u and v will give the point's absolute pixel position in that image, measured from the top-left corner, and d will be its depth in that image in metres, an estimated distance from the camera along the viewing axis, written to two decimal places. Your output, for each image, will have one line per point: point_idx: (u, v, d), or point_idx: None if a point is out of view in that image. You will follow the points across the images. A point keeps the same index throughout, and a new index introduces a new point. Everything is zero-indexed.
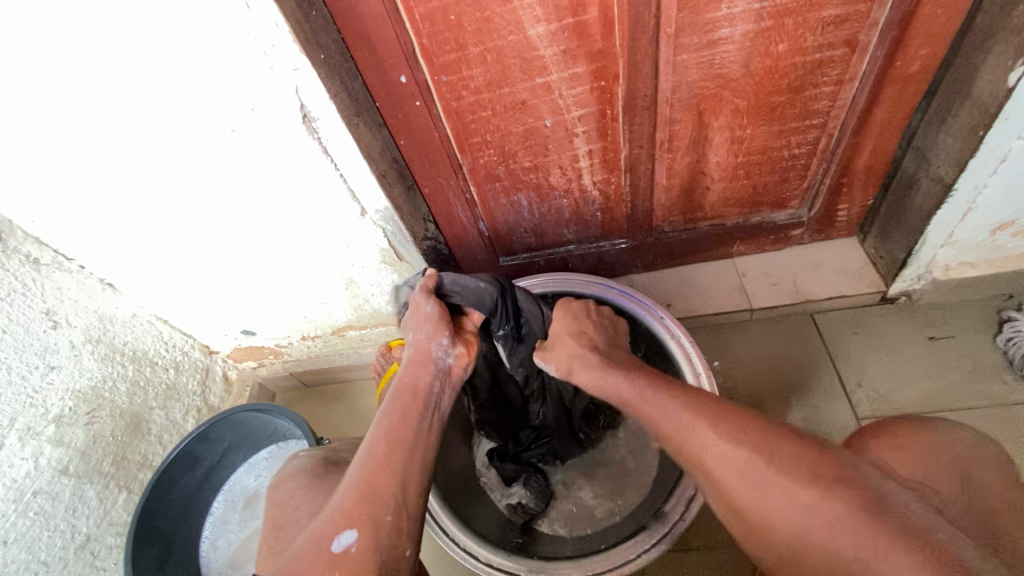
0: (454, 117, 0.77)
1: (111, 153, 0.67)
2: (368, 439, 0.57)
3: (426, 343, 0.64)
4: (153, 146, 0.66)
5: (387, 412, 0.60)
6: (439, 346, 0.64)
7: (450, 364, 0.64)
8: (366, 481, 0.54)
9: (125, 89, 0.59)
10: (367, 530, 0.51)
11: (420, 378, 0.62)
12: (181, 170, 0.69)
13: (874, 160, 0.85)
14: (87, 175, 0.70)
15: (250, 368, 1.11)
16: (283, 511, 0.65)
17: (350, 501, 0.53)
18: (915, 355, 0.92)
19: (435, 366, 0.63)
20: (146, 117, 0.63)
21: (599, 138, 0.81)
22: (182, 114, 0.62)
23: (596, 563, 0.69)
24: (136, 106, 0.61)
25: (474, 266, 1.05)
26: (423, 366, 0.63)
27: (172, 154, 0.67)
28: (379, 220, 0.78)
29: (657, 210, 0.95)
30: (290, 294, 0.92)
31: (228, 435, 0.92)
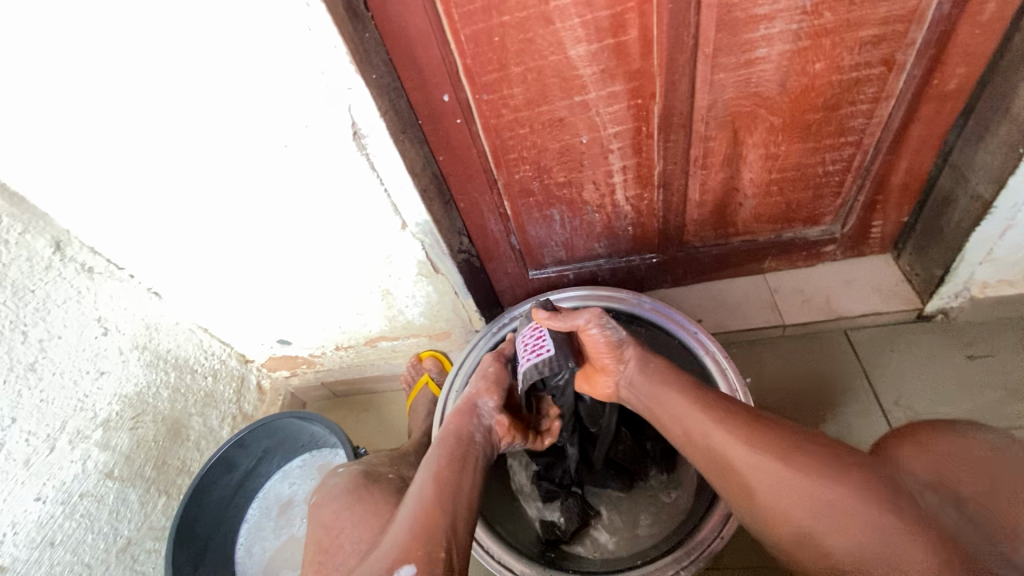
0: (493, 133, 0.79)
1: (171, 168, 0.70)
2: (418, 482, 0.60)
3: (472, 401, 0.72)
4: (209, 160, 0.69)
5: (438, 451, 0.64)
6: (485, 403, 0.72)
7: (490, 425, 0.71)
8: (424, 519, 0.56)
9: (190, 108, 0.63)
10: (424, 565, 0.53)
11: (463, 426, 0.69)
12: (234, 183, 0.72)
13: (910, 177, 0.85)
14: (146, 189, 0.73)
15: (283, 377, 1.14)
16: (329, 533, 0.63)
17: (408, 540, 0.54)
18: (952, 373, 0.91)
19: (480, 420, 0.70)
20: (206, 134, 0.66)
21: (634, 155, 0.83)
22: (240, 133, 0.66)
23: None
24: (198, 122, 0.65)
25: (505, 278, 1.06)
26: (467, 416, 0.70)
27: (227, 168, 0.70)
28: (419, 234, 0.80)
29: (688, 225, 0.96)
30: (328, 304, 0.94)
31: (264, 442, 0.94)
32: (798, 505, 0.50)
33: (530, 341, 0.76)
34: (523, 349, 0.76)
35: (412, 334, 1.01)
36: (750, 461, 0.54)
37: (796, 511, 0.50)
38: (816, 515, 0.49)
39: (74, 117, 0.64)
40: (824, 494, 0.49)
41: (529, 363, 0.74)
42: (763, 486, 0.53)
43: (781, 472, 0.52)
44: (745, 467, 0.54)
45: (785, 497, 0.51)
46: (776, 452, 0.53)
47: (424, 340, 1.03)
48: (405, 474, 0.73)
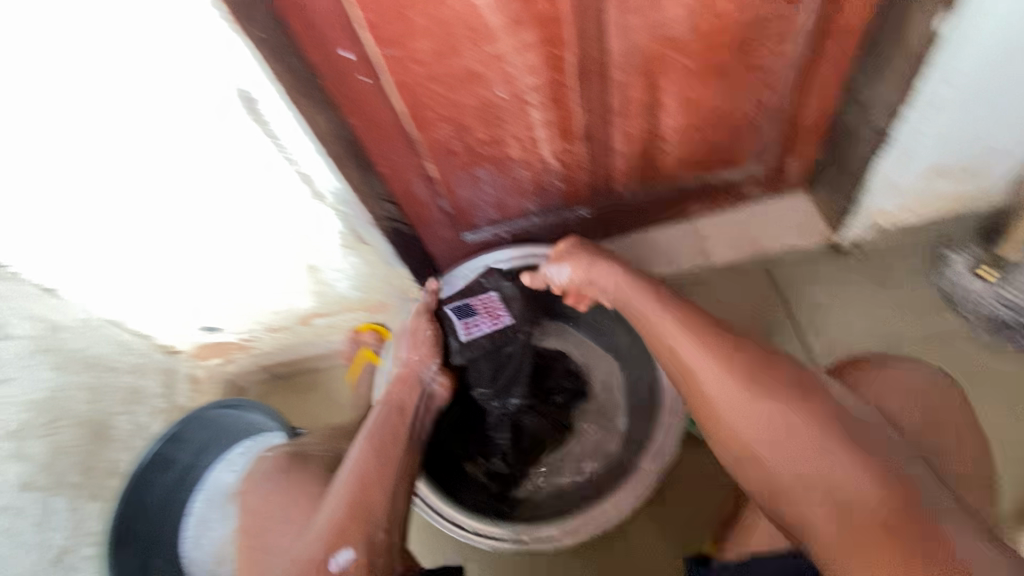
0: (404, 90, 0.75)
1: (41, 155, 0.62)
2: (354, 458, 0.65)
3: (417, 368, 0.79)
4: (84, 141, 0.61)
5: (372, 431, 0.70)
6: (430, 367, 0.80)
7: (434, 389, 0.80)
8: (356, 501, 0.60)
9: (45, 84, 0.54)
10: (362, 543, 0.58)
11: (405, 399, 0.77)
12: (120, 169, 0.66)
13: (819, 115, 0.88)
14: (21, 189, 0.65)
15: (217, 365, 1.08)
16: (253, 522, 0.64)
17: (344, 514, 0.59)
18: (862, 297, 0.97)
19: (423, 389, 0.79)
20: (71, 110, 0.58)
21: (554, 107, 0.81)
22: (112, 113, 0.59)
23: (576, 520, 0.75)
24: (60, 99, 0.56)
25: (439, 244, 1.04)
26: (411, 388, 0.78)
27: (108, 149, 0.63)
28: (335, 202, 0.76)
29: (615, 176, 0.97)
30: (250, 285, 0.89)
31: (199, 436, 0.90)
32: (787, 445, 0.55)
33: (489, 308, 0.85)
34: (483, 313, 0.85)
35: (346, 308, 0.98)
36: (750, 401, 0.58)
37: (783, 449, 0.55)
38: (803, 454, 0.54)
39: None
40: (817, 438, 0.53)
41: (483, 331, 0.84)
42: (753, 423, 0.57)
43: (780, 414, 0.56)
44: (738, 405, 0.58)
45: (778, 436, 0.56)
46: (781, 396, 0.57)
47: (360, 314, 1.01)
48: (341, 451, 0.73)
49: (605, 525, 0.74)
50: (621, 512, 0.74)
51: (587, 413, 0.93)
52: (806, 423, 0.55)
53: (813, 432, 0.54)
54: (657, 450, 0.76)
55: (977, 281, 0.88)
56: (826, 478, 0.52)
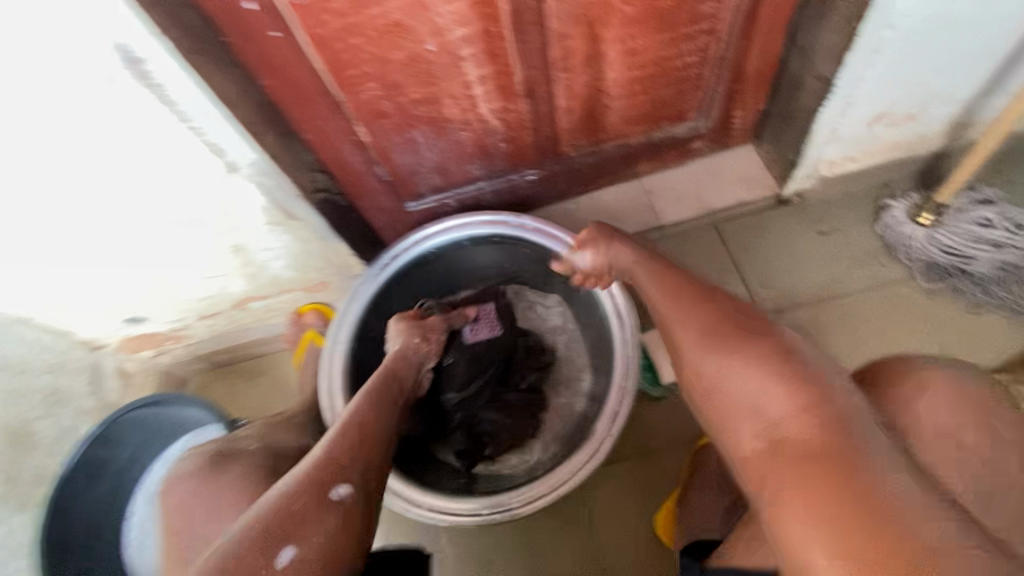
0: (321, 45, 0.67)
1: None
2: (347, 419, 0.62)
3: (423, 353, 0.80)
4: None
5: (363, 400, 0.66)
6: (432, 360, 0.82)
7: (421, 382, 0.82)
8: (354, 449, 0.57)
9: None
10: (358, 489, 0.53)
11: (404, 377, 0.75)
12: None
13: (763, 63, 0.86)
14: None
15: (149, 357, 1.01)
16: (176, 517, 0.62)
17: (338, 458, 0.55)
18: (807, 248, 0.98)
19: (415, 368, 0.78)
20: None
21: (489, 61, 0.75)
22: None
23: (536, 485, 0.73)
24: None
25: (381, 215, 0.98)
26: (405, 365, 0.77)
27: None
28: (253, 175, 0.69)
29: (561, 134, 0.93)
30: (172, 270, 0.82)
31: (132, 438, 0.83)
32: (772, 409, 0.45)
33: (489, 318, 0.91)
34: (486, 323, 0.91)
35: (283, 290, 0.92)
36: (730, 361, 0.49)
37: (769, 414, 0.45)
38: (792, 417, 0.44)
39: None
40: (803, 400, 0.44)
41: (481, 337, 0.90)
42: (730, 381, 0.48)
43: (761, 370, 0.47)
44: (721, 364, 0.49)
45: (757, 396, 0.46)
46: (764, 352, 0.48)
47: (299, 294, 0.95)
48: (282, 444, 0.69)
49: (564, 486, 0.72)
50: (578, 476, 0.72)
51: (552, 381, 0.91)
52: (795, 383, 0.45)
53: (800, 392, 0.44)
54: (610, 412, 0.74)
55: (914, 228, 0.89)
56: (786, 431, 0.43)
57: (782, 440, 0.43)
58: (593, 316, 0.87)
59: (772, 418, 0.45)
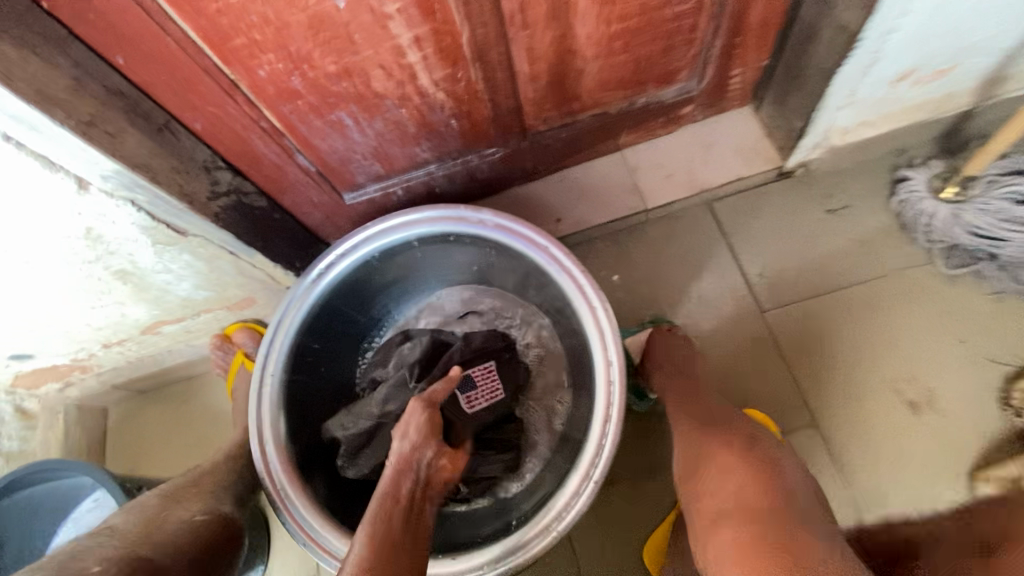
0: (185, 8, 0.48)
1: None
2: (359, 541, 0.51)
3: (406, 453, 0.58)
4: None
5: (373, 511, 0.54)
6: (424, 453, 0.58)
7: (433, 475, 0.59)
8: None
9: None
10: None
11: (402, 484, 0.56)
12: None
13: (771, 11, 0.69)
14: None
15: (54, 391, 0.86)
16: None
17: None
18: (812, 230, 0.86)
19: (417, 473, 0.57)
20: None
21: (424, 18, 0.57)
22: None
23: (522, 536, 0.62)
24: None
25: (316, 212, 0.81)
26: (405, 471, 0.57)
27: None
28: (116, 190, 0.54)
29: (525, 106, 0.76)
30: (49, 304, 0.66)
31: (21, 509, 0.69)
32: (720, 486, 0.59)
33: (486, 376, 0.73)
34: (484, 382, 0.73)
35: (201, 310, 0.77)
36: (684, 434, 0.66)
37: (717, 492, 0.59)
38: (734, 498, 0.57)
39: None
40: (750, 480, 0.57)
41: (484, 403, 0.72)
42: (696, 466, 0.63)
43: (716, 450, 0.62)
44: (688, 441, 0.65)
45: (714, 477, 0.60)
46: (720, 437, 0.63)
47: (223, 312, 0.80)
48: (163, 526, 0.53)
49: (554, 533, 0.61)
50: (559, 528, 0.62)
51: (530, 396, 0.79)
52: (746, 468, 0.59)
53: (747, 476, 0.58)
54: (594, 449, 0.63)
55: (936, 204, 0.78)
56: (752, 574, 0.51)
57: (721, 511, 0.57)
58: (567, 320, 0.73)
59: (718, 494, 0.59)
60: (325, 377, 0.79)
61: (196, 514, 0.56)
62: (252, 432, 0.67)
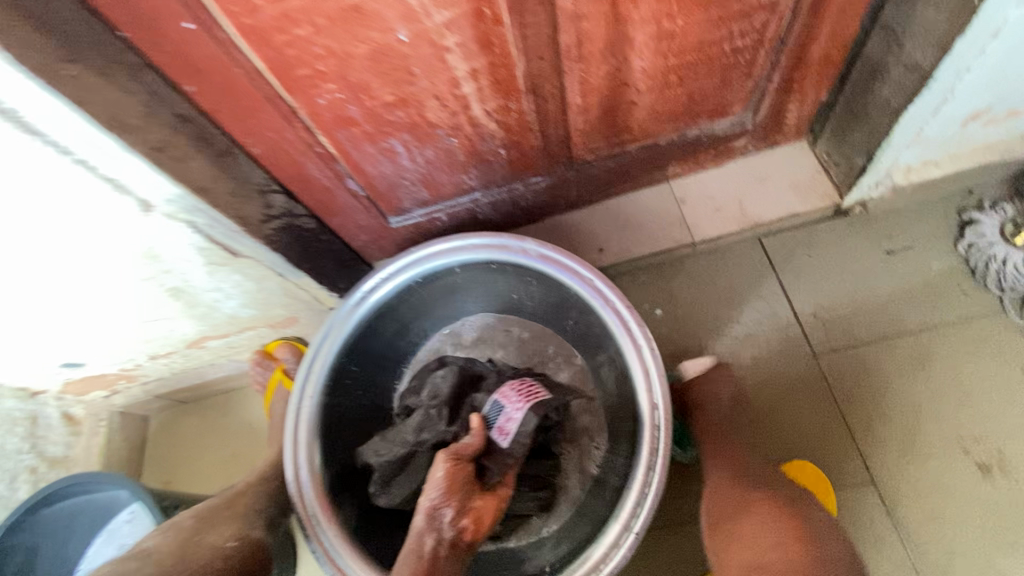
0: (257, 38, 0.50)
1: None
2: None
3: (428, 510, 0.56)
4: None
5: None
6: (446, 511, 0.56)
7: (456, 534, 0.56)
8: None
9: None
10: None
11: (425, 542, 0.54)
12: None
13: (833, 46, 0.68)
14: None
15: (100, 399, 0.88)
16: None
17: None
18: (871, 271, 0.81)
19: (442, 532, 0.55)
20: None
21: (482, 52, 0.58)
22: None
23: None
24: None
25: (360, 233, 0.82)
26: (427, 529, 0.55)
27: None
28: (179, 213, 0.54)
29: (574, 136, 0.76)
30: (104, 316, 0.67)
31: (60, 521, 0.70)
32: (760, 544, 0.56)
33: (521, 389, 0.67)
34: (515, 397, 0.66)
35: (244, 327, 0.78)
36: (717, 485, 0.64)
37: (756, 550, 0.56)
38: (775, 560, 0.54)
39: None
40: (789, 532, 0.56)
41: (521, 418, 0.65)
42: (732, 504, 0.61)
43: (757, 505, 0.59)
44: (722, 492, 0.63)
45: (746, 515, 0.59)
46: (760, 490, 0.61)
47: (266, 330, 0.81)
48: (200, 555, 0.53)
49: None
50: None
51: (566, 432, 0.76)
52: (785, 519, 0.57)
53: (796, 538, 0.55)
54: (635, 499, 0.60)
55: (1008, 249, 0.73)
56: None
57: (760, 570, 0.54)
58: (609, 352, 0.71)
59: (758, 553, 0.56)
60: (361, 401, 0.78)
61: (228, 540, 0.56)
62: (288, 457, 0.67)
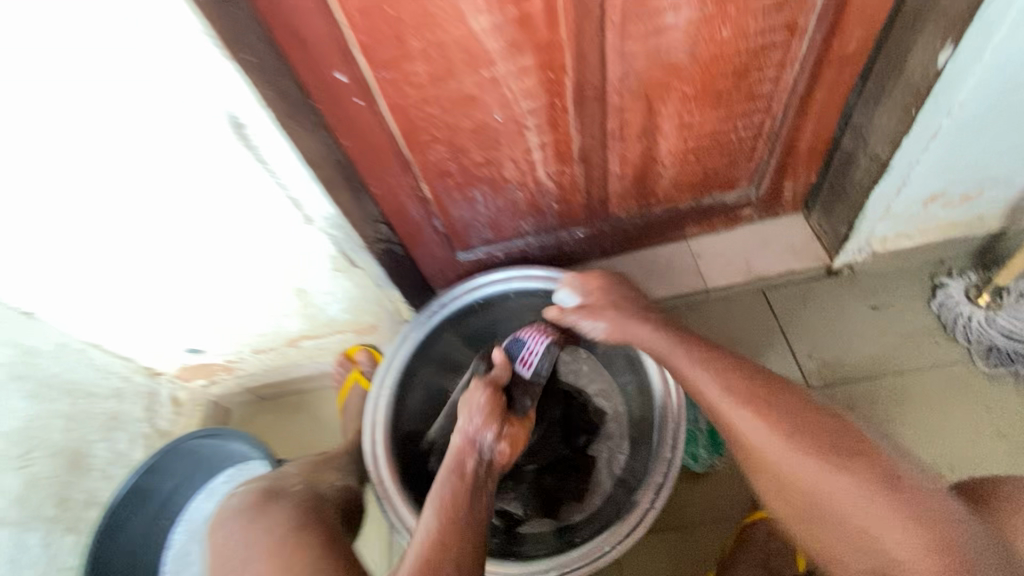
0: (401, 113, 0.73)
1: (41, 173, 0.60)
2: (423, 520, 0.59)
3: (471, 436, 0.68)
4: (86, 160, 0.60)
5: (439, 491, 0.62)
6: (484, 436, 0.67)
7: (494, 457, 0.68)
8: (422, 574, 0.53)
9: (55, 109, 0.54)
10: None
11: (466, 463, 0.65)
12: (104, 182, 0.63)
13: (817, 140, 0.88)
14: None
15: (201, 387, 1.05)
16: (227, 547, 0.58)
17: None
18: (858, 322, 0.97)
19: (481, 455, 0.66)
20: (73, 131, 0.56)
21: (551, 130, 0.80)
22: (95, 129, 0.56)
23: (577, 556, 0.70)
24: (69, 121, 0.55)
25: (433, 264, 1.02)
26: (468, 452, 0.66)
27: (104, 163, 0.61)
28: (327, 228, 0.74)
29: (612, 197, 0.96)
30: (237, 305, 0.86)
31: (178, 466, 0.82)
32: (885, 534, 0.50)
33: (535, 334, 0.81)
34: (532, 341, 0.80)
35: (336, 330, 0.96)
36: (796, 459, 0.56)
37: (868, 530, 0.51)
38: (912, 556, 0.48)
39: None
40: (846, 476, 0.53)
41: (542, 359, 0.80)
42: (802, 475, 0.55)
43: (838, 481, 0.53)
44: (786, 462, 0.56)
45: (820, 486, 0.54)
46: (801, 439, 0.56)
47: (351, 335, 0.99)
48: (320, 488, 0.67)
49: (607, 559, 0.69)
50: (613, 552, 0.70)
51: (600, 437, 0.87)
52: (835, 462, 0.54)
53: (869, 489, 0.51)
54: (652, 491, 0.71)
55: (971, 308, 0.89)
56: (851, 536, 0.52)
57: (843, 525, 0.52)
58: (633, 369, 0.85)
59: (878, 540, 0.50)
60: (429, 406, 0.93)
61: (337, 481, 0.71)
62: (367, 438, 0.82)
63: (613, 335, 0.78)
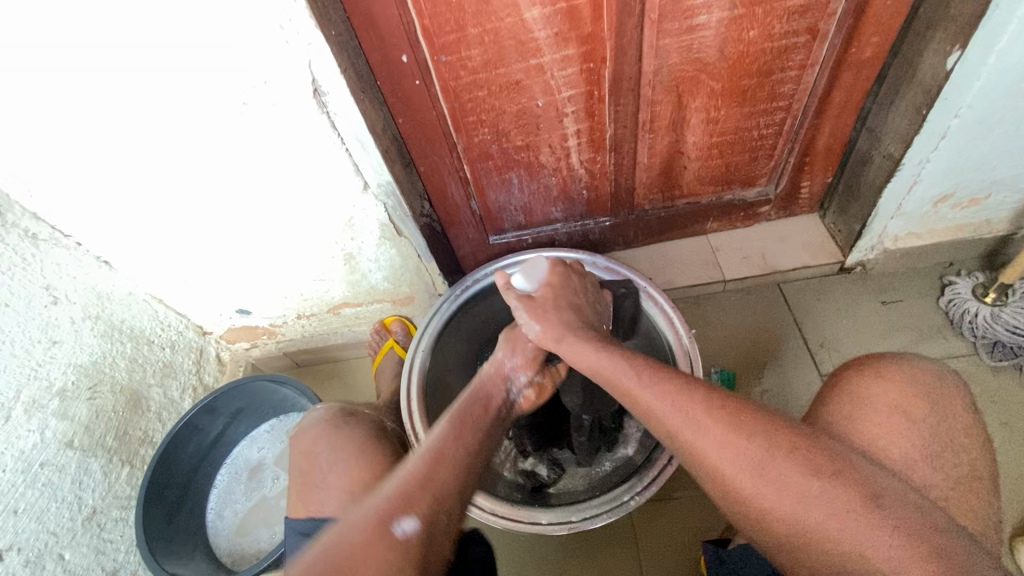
0: (452, 95, 0.81)
1: (139, 131, 0.68)
2: (438, 425, 0.56)
3: (504, 372, 0.68)
4: (180, 122, 0.68)
5: (455, 415, 0.58)
6: (518, 379, 0.68)
7: (517, 401, 0.68)
8: (425, 475, 0.50)
9: (163, 71, 0.62)
10: (426, 520, 0.48)
11: (492, 395, 0.63)
12: (204, 145, 0.71)
13: (833, 141, 0.94)
14: (112, 160, 0.72)
15: (243, 348, 1.12)
16: (307, 461, 0.63)
17: (411, 479, 0.50)
18: (869, 316, 1.02)
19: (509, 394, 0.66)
20: (174, 94, 0.64)
21: (587, 118, 0.87)
22: (209, 91, 0.64)
23: (593, 505, 0.73)
24: (171, 83, 0.63)
25: (467, 244, 1.08)
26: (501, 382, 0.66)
27: (193, 126, 0.68)
28: (380, 195, 0.81)
29: (638, 187, 1.02)
30: (288, 267, 0.93)
31: (234, 404, 0.91)
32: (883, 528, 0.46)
33: None
34: None
35: (375, 299, 1.03)
36: (777, 470, 0.50)
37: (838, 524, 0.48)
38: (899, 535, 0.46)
39: (54, 93, 0.63)
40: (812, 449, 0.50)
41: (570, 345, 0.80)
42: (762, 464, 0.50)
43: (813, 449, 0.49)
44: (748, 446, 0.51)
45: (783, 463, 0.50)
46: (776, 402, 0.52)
47: (387, 305, 1.06)
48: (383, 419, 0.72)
49: (618, 512, 0.72)
50: (633, 502, 0.73)
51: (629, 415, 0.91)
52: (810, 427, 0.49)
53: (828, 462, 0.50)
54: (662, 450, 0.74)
55: (979, 305, 0.93)
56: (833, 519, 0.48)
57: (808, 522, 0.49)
58: (657, 348, 0.86)
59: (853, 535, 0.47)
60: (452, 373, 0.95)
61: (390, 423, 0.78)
62: (402, 389, 0.84)
63: (545, 343, 0.68)
